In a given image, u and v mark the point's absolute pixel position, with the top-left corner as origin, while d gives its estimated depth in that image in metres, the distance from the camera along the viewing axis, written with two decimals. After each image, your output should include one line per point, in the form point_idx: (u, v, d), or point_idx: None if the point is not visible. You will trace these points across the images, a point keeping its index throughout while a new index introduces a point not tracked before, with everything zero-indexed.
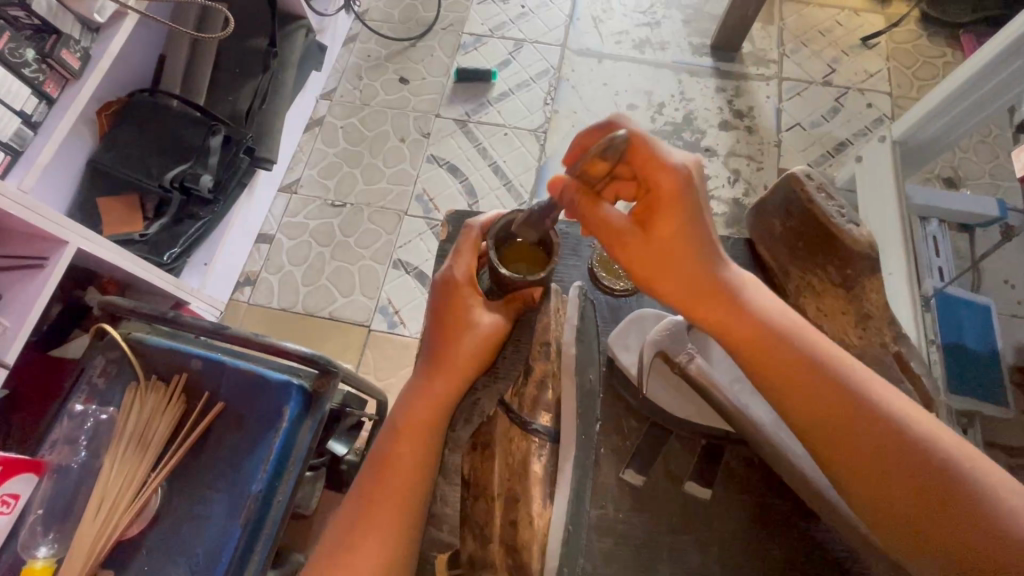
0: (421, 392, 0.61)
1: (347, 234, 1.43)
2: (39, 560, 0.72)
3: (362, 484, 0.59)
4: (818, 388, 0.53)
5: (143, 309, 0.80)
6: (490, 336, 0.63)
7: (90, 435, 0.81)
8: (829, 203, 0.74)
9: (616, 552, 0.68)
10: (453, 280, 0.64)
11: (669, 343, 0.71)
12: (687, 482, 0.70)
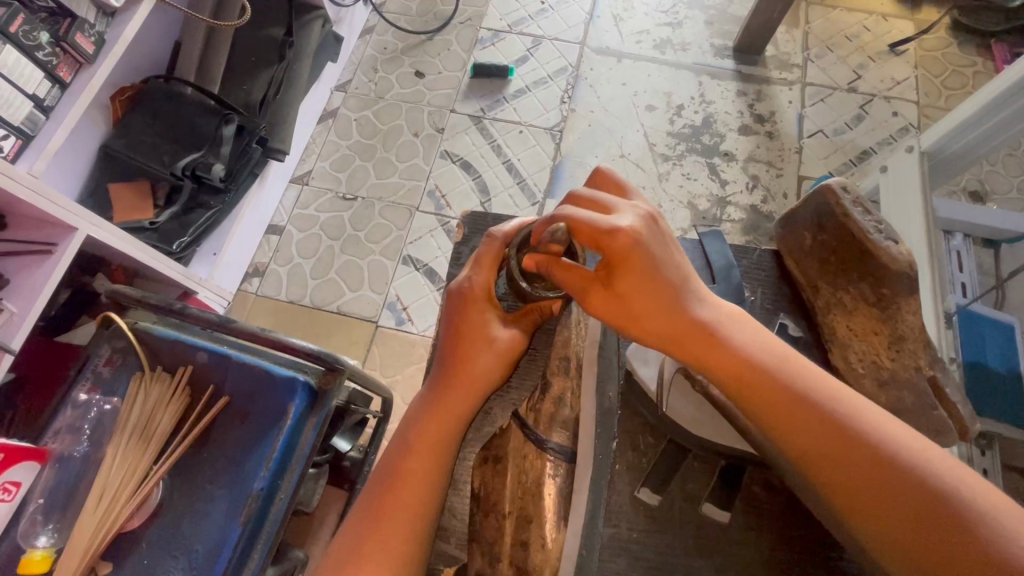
0: (433, 400, 0.61)
1: (357, 228, 1.42)
2: (38, 550, 0.71)
3: (371, 491, 0.58)
4: (811, 420, 0.51)
5: (150, 300, 0.79)
6: (508, 348, 0.63)
7: (93, 424, 0.80)
8: (865, 218, 0.72)
9: (625, 569, 0.66)
10: (472, 292, 0.65)
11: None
12: (705, 504, 0.69)
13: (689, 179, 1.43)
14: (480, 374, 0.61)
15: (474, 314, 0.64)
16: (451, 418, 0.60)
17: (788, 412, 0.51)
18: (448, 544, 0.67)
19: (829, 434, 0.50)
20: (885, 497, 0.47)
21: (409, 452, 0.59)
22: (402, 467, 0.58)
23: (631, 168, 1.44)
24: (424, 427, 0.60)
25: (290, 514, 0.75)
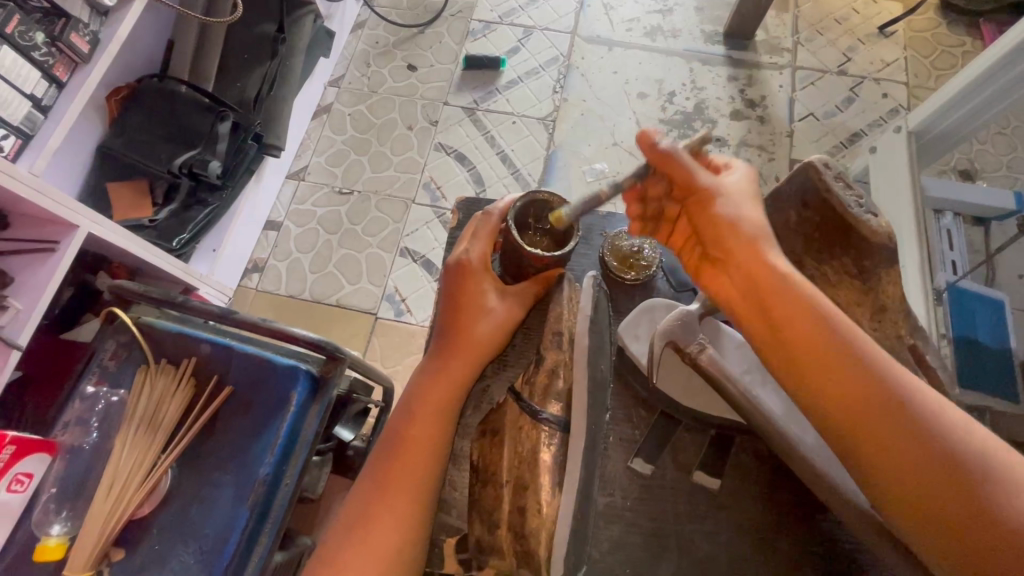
0: (433, 374, 0.63)
1: (354, 222, 1.43)
2: (53, 537, 0.73)
3: (377, 462, 0.60)
4: (836, 367, 0.47)
5: (153, 294, 0.81)
6: (508, 318, 0.67)
7: (101, 417, 0.81)
8: (846, 192, 0.70)
9: (622, 539, 0.69)
10: (472, 266, 0.67)
11: (678, 332, 0.70)
12: (696, 472, 0.71)
13: None
14: (481, 343, 0.65)
15: (472, 289, 0.67)
16: (449, 388, 0.63)
17: (798, 366, 0.49)
18: (451, 519, 0.69)
19: (858, 398, 0.45)
20: (890, 447, 0.43)
21: (408, 425, 0.61)
22: (405, 438, 0.60)
23: (625, 155, 1.46)
24: (424, 400, 0.62)
25: (296, 498, 0.78)
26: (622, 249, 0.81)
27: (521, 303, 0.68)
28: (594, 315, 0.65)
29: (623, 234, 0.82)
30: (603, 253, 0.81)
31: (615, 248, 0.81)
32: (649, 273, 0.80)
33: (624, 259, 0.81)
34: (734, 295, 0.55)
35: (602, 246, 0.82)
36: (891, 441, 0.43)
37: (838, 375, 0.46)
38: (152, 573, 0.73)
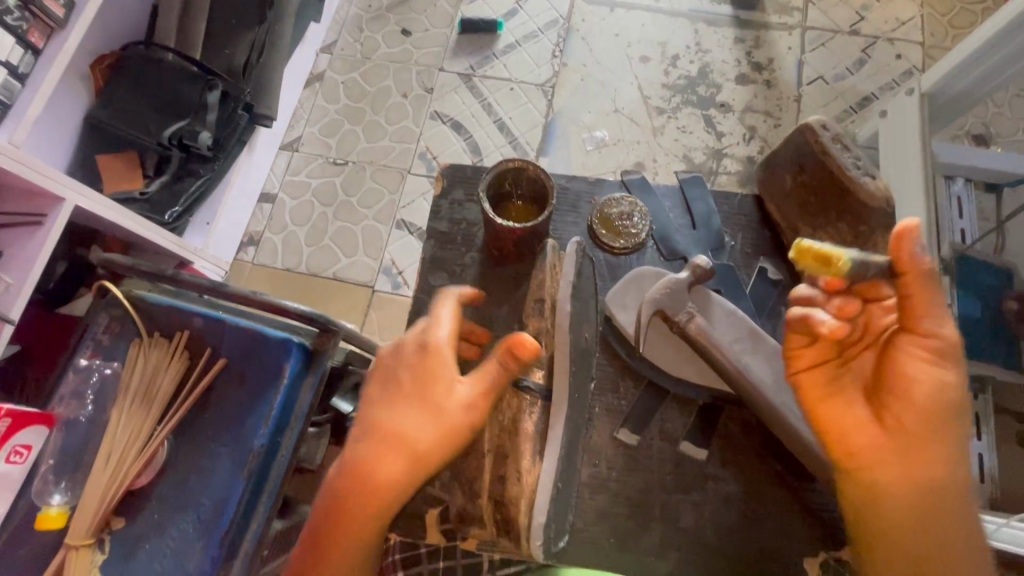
0: (382, 455, 0.56)
1: (349, 193, 1.41)
2: (54, 507, 0.74)
3: (314, 532, 0.58)
4: (875, 480, 0.57)
5: (143, 266, 0.80)
6: (477, 394, 0.57)
7: (96, 390, 0.82)
8: (844, 153, 0.70)
9: (607, 509, 0.70)
10: (441, 338, 0.59)
11: (668, 302, 0.68)
12: (682, 442, 0.71)
13: (684, 132, 1.40)
14: (440, 425, 0.56)
15: (439, 356, 0.58)
16: (401, 474, 0.56)
17: (876, 491, 0.56)
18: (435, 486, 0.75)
19: (951, 537, 0.55)
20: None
21: (348, 506, 0.57)
22: (341, 522, 0.57)
23: (625, 123, 1.41)
24: (367, 486, 0.56)
25: (293, 468, 0.78)
26: (611, 216, 0.80)
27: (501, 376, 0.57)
28: (579, 284, 0.65)
29: (613, 200, 0.81)
30: (590, 220, 0.80)
31: (604, 215, 0.80)
32: (637, 241, 0.79)
33: (613, 226, 0.80)
34: (866, 428, 0.57)
35: (590, 213, 0.81)
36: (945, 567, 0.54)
37: (873, 492, 0.57)
38: (152, 540, 0.75)
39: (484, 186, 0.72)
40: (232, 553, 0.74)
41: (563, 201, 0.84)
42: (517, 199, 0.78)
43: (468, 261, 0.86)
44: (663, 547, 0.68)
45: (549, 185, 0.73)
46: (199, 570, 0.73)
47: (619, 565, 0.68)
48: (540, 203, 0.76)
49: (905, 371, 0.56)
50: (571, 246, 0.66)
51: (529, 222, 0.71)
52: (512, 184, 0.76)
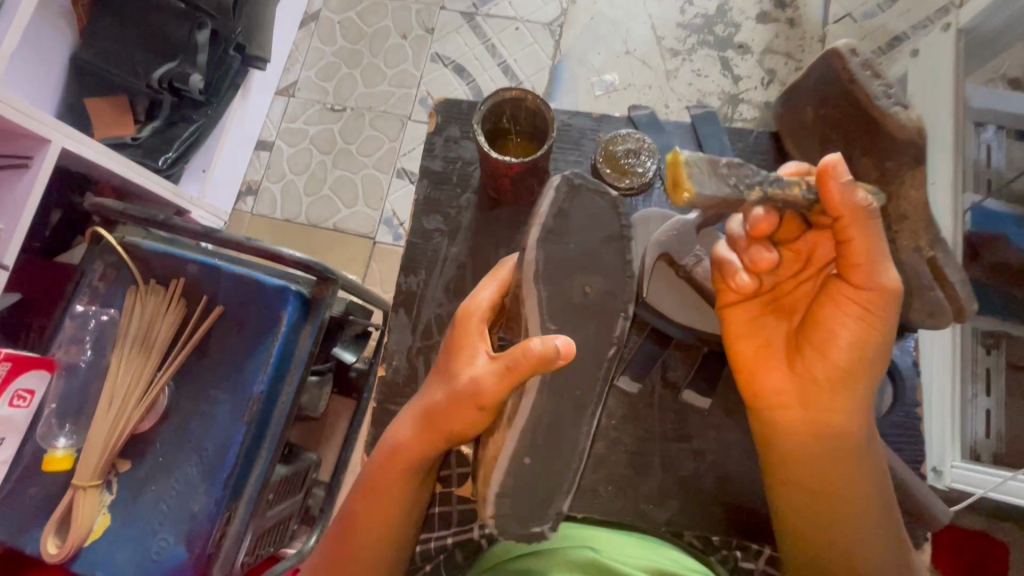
0: (398, 436, 0.60)
1: (348, 141, 1.36)
2: (60, 449, 0.75)
3: (353, 501, 0.63)
4: (788, 428, 0.60)
5: (133, 212, 0.78)
6: (498, 380, 0.52)
7: (95, 335, 0.82)
8: (875, 82, 0.66)
9: (606, 456, 0.72)
10: (479, 322, 0.59)
11: (674, 246, 0.68)
12: (683, 389, 0.72)
13: (699, 76, 1.32)
14: (470, 416, 0.54)
15: (472, 343, 0.57)
16: (407, 457, 0.59)
17: (789, 434, 0.59)
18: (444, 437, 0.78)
19: (860, 479, 0.59)
20: (847, 516, 0.59)
21: (376, 480, 0.61)
22: (372, 494, 0.61)
23: (637, 66, 1.34)
24: (387, 463, 0.60)
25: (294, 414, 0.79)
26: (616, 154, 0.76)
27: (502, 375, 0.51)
28: (580, 216, 0.53)
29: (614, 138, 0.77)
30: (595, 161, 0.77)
31: (609, 152, 0.76)
32: (644, 180, 0.76)
33: (618, 164, 0.76)
34: (779, 374, 0.59)
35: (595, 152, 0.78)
36: (852, 511, 0.59)
37: (788, 440, 0.60)
38: (158, 482, 0.76)
39: (481, 113, 0.70)
40: (236, 495, 0.75)
41: (564, 139, 0.82)
42: (515, 133, 0.76)
43: (463, 205, 0.84)
44: (662, 496, 0.71)
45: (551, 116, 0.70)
46: (204, 511, 0.74)
47: (619, 511, 0.70)
48: (540, 136, 0.74)
49: (835, 322, 0.55)
50: (554, 180, 0.53)
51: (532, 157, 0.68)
52: (509, 116, 0.73)
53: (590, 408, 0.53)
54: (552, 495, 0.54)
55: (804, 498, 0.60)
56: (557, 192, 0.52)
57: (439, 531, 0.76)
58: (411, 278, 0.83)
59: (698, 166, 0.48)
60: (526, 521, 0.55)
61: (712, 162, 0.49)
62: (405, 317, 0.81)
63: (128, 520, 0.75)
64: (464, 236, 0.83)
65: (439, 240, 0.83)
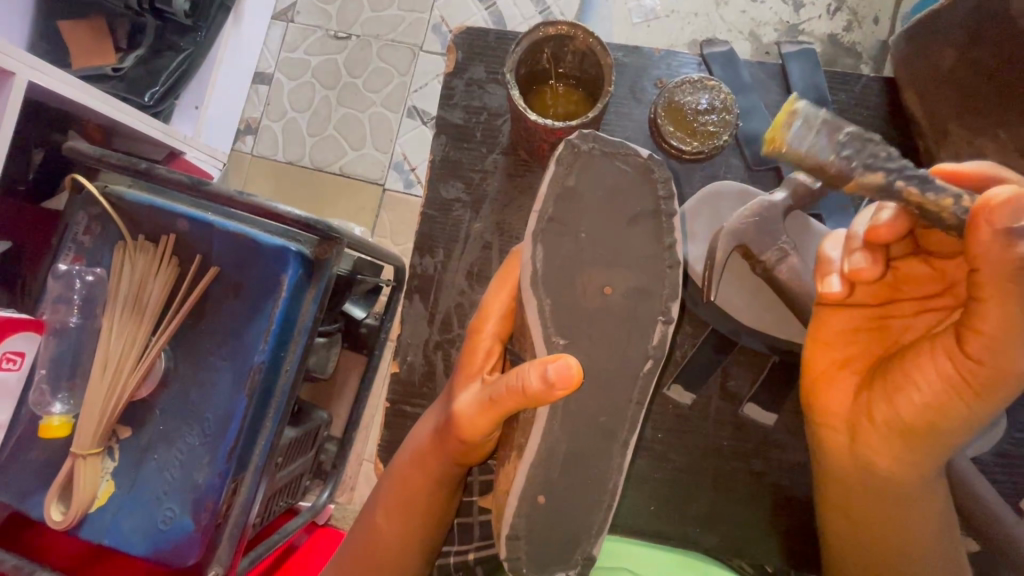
0: (412, 447, 0.63)
1: (354, 75, 1.23)
2: (56, 417, 0.71)
3: (383, 494, 0.65)
4: (851, 456, 0.55)
5: (111, 160, 0.68)
6: (483, 412, 0.53)
7: (83, 296, 0.77)
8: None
9: (649, 475, 0.78)
10: (487, 344, 0.60)
11: (752, 237, 0.68)
12: (746, 404, 0.77)
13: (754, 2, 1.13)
14: (455, 446, 0.57)
15: (474, 368, 0.59)
16: (425, 469, 0.61)
17: (855, 461, 0.55)
18: None
19: (909, 522, 0.56)
20: (885, 550, 0.58)
21: (403, 487, 0.63)
22: (401, 495, 0.63)
23: None
24: (411, 471, 0.62)
25: (299, 385, 0.72)
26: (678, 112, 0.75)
27: (487, 410, 0.53)
28: (593, 194, 0.50)
29: (688, 85, 0.75)
30: (655, 108, 0.76)
31: (670, 110, 0.75)
32: (708, 143, 0.74)
33: (677, 124, 0.75)
34: (846, 393, 0.54)
35: (657, 98, 0.76)
36: (892, 544, 0.57)
37: (849, 466, 0.56)
38: (160, 450, 0.72)
39: (520, 47, 0.67)
40: (242, 466, 0.71)
41: (623, 82, 0.84)
42: (563, 85, 0.75)
43: (490, 166, 0.84)
44: (710, 517, 0.77)
45: (608, 65, 0.67)
46: (208, 483, 0.71)
47: (665, 519, 0.78)
48: (591, 91, 0.74)
49: (920, 372, 0.48)
50: (557, 150, 0.50)
51: (590, 115, 0.65)
52: (560, 67, 0.73)
53: (621, 436, 0.51)
54: (578, 538, 0.53)
55: (854, 519, 0.58)
56: (560, 165, 0.49)
57: (464, 546, 0.78)
58: (427, 259, 0.84)
59: (810, 122, 0.44)
60: (547, 565, 0.54)
61: (835, 125, 0.44)
62: (420, 306, 0.83)
63: (130, 490, 0.72)
64: (488, 205, 0.84)
65: (459, 212, 0.84)
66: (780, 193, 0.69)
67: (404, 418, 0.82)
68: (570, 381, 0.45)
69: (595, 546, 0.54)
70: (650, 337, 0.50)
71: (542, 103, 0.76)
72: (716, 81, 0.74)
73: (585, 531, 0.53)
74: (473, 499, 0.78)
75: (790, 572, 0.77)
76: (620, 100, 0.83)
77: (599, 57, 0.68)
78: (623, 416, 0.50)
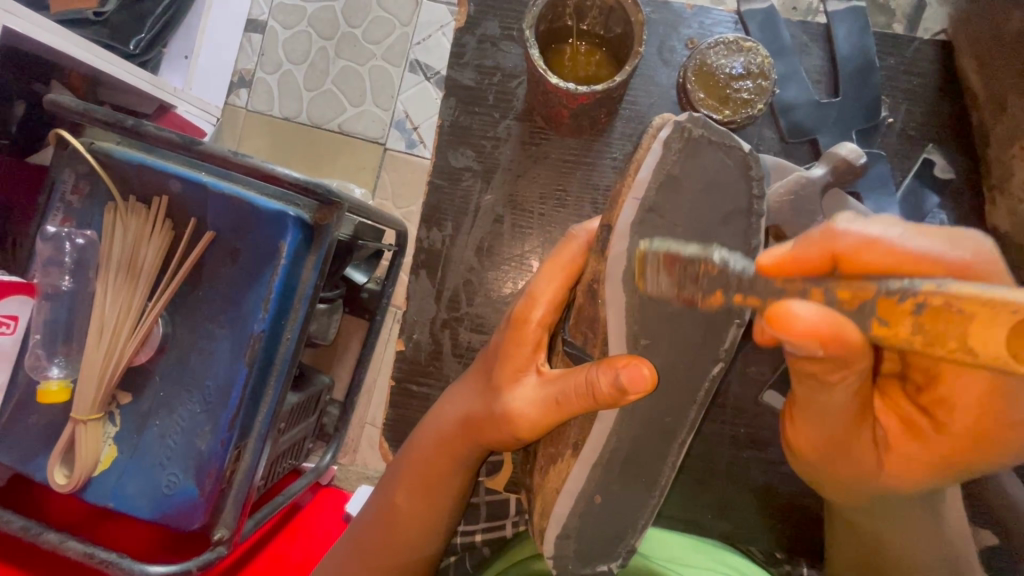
0: (435, 424, 0.62)
1: (354, 24, 1.16)
2: (53, 382, 0.70)
3: (403, 475, 0.63)
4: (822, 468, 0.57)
5: (95, 115, 0.63)
6: (544, 412, 0.52)
7: (74, 257, 0.74)
8: None
9: None
10: (536, 333, 0.56)
11: (787, 216, 0.65)
12: (767, 393, 0.77)
13: None
14: (495, 437, 0.57)
15: (521, 357, 0.56)
16: (452, 453, 0.61)
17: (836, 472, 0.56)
18: None
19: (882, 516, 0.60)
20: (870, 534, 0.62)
21: (427, 467, 0.62)
22: (426, 474, 0.62)
23: None
24: (432, 454, 0.61)
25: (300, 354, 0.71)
26: (710, 76, 0.71)
27: (551, 407, 0.52)
28: (695, 185, 0.46)
29: (722, 47, 0.71)
30: (685, 72, 0.72)
31: (702, 75, 0.72)
32: (743, 111, 0.70)
33: (710, 92, 0.72)
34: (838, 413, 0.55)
35: (687, 61, 0.73)
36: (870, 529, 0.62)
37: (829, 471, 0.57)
38: (161, 417, 0.72)
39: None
40: (245, 433, 0.71)
41: (647, 44, 0.79)
42: (584, 44, 0.71)
43: (502, 133, 0.80)
44: (719, 495, 0.78)
45: (639, 21, 0.62)
46: (210, 449, 0.70)
47: (670, 495, 0.79)
48: (617, 55, 0.70)
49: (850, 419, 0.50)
50: (663, 133, 0.46)
51: (614, 81, 0.61)
52: (583, 24, 0.69)
53: (679, 437, 0.52)
54: (623, 533, 0.54)
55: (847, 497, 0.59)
56: (669, 150, 0.46)
57: (471, 526, 0.79)
58: (434, 232, 0.81)
59: (654, 264, 0.43)
60: (590, 560, 0.55)
61: (668, 257, 0.42)
62: (426, 283, 0.81)
63: (134, 454, 0.72)
64: (499, 175, 0.80)
65: (469, 181, 0.81)
66: (818, 169, 0.66)
67: (409, 397, 0.81)
68: (645, 385, 0.45)
69: (640, 540, 0.54)
70: (724, 339, 0.48)
71: (556, 66, 0.71)
72: (752, 43, 0.70)
73: (629, 527, 0.53)
74: (480, 480, 0.80)
75: (794, 553, 0.78)
76: (645, 63, 0.78)
77: (622, 12, 0.64)
78: (684, 417, 0.51)
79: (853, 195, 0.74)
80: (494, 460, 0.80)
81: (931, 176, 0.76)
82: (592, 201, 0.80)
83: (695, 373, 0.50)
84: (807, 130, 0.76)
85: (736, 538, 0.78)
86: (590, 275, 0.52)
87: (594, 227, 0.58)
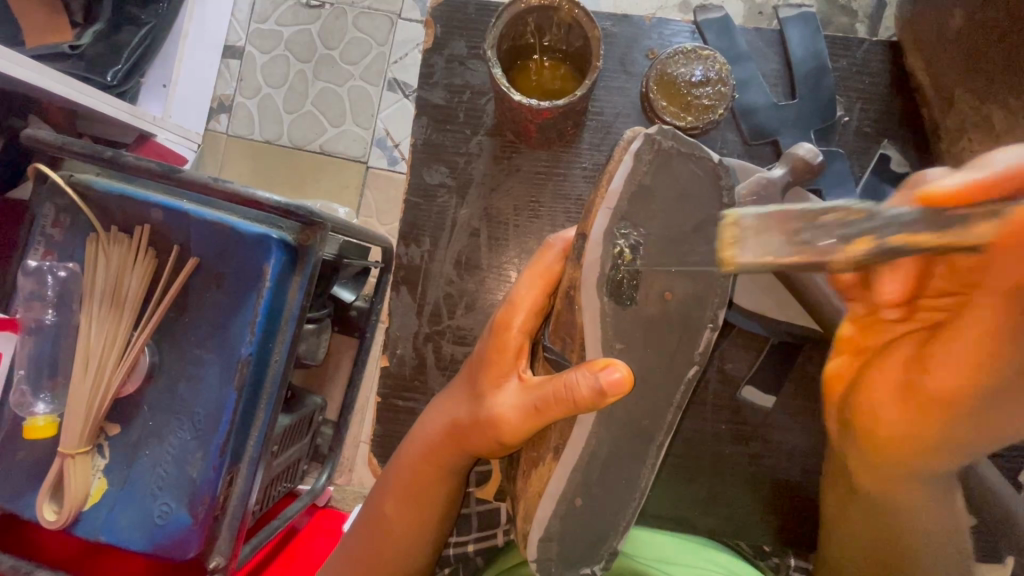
0: (424, 429, 0.62)
1: (330, 46, 1.17)
2: (40, 417, 0.70)
3: (395, 480, 0.63)
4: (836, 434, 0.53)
5: (72, 148, 0.63)
6: (528, 418, 0.52)
7: (56, 290, 0.74)
8: None
9: None
10: (516, 341, 0.56)
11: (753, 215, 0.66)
12: (744, 388, 0.78)
13: None
14: (487, 446, 0.56)
15: (506, 364, 0.56)
16: (444, 464, 0.61)
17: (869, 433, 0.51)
18: None
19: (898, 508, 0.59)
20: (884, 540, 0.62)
21: (418, 478, 0.62)
22: (421, 485, 0.62)
23: None
24: (421, 463, 0.61)
25: (288, 378, 0.70)
26: (671, 83, 0.73)
27: (531, 409, 0.52)
28: (669, 196, 0.48)
29: (680, 56, 0.73)
30: (647, 82, 0.74)
31: (663, 83, 0.74)
32: (706, 118, 0.72)
33: (674, 99, 0.74)
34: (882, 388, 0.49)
35: (648, 71, 0.75)
36: None
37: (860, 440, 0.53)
38: (151, 446, 0.71)
39: (503, 20, 0.64)
40: (237, 457, 0.70)
41: (612, 55, 0.81)
42: (543, 58, 0.73)
43: (474, 148, 0.82)
44: (711, 494, 0.79)
45: (596, 37, 0.64)
46: (202, 477, 0.70)
47: (661, 495, 0.79)
48: (577, 69, 0.72)
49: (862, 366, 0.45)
50: (634, 145, 0.48)
51: (578, 94, 0.63)
52: (545, 40, 0.70)
53: (658, 438, 0.53)
54: (604, 535, 0.54)
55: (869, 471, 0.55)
56: (641, 162, 0.48)
57: (464, 536, 0.79)
58: (413, 248, 0.82)
59: None
60: (573, 564, 0.55)
61: None
62: (407, 297, 0.81)
63: (124, 486, 0.71)
64: (473, 189, 0.81)
65: (444, 197, 0.82)
66: (779, 169, 0.68)
67: (396, 411, 0.81)
68: (622, 387, 0.45)
69: (621, 541, 0.55)
70: (697, 343, 0.51)
71: (518, 81, 0.73)
72: (710, 51, 0.72)
73: (610, 529, 0.54)
74: (470, 490, 0.80)
75: (785, 546, 0.78)
76: (609, 75, 0.80)
77: (580, 27, 0.66)
78: (662, 419, 0.53)
79: (815, 193, 0.77)
80: (483, 470, 0.81)
81: (888, 171, 0.79)
82: (566, 211, 0.81)
83: (667, 369, 0.51)
84: (767, 132, 0.78)
85: (727, 532, 0.79)
86: (565, 284, 0.53)
87: (569, 237, 0.59)
